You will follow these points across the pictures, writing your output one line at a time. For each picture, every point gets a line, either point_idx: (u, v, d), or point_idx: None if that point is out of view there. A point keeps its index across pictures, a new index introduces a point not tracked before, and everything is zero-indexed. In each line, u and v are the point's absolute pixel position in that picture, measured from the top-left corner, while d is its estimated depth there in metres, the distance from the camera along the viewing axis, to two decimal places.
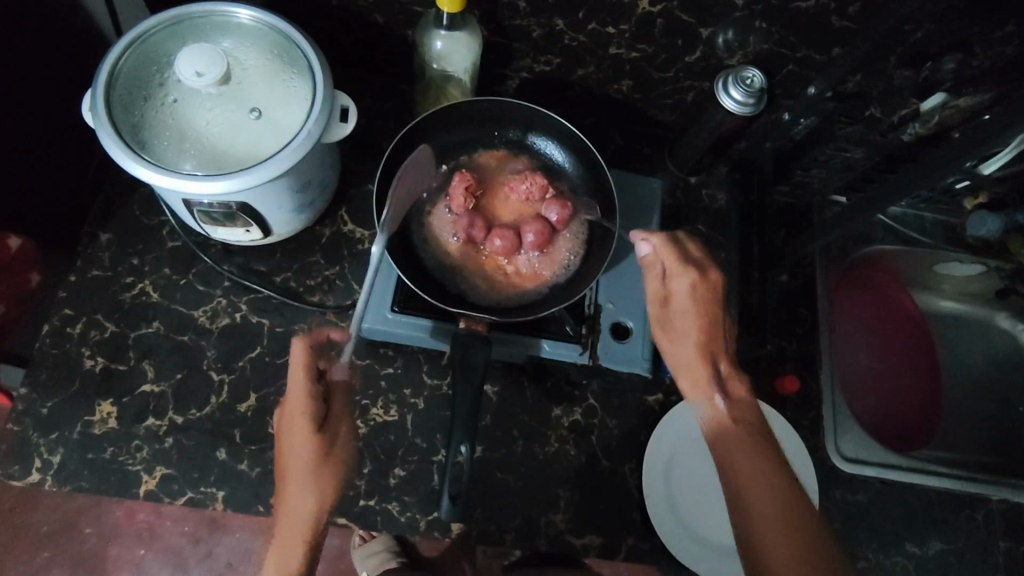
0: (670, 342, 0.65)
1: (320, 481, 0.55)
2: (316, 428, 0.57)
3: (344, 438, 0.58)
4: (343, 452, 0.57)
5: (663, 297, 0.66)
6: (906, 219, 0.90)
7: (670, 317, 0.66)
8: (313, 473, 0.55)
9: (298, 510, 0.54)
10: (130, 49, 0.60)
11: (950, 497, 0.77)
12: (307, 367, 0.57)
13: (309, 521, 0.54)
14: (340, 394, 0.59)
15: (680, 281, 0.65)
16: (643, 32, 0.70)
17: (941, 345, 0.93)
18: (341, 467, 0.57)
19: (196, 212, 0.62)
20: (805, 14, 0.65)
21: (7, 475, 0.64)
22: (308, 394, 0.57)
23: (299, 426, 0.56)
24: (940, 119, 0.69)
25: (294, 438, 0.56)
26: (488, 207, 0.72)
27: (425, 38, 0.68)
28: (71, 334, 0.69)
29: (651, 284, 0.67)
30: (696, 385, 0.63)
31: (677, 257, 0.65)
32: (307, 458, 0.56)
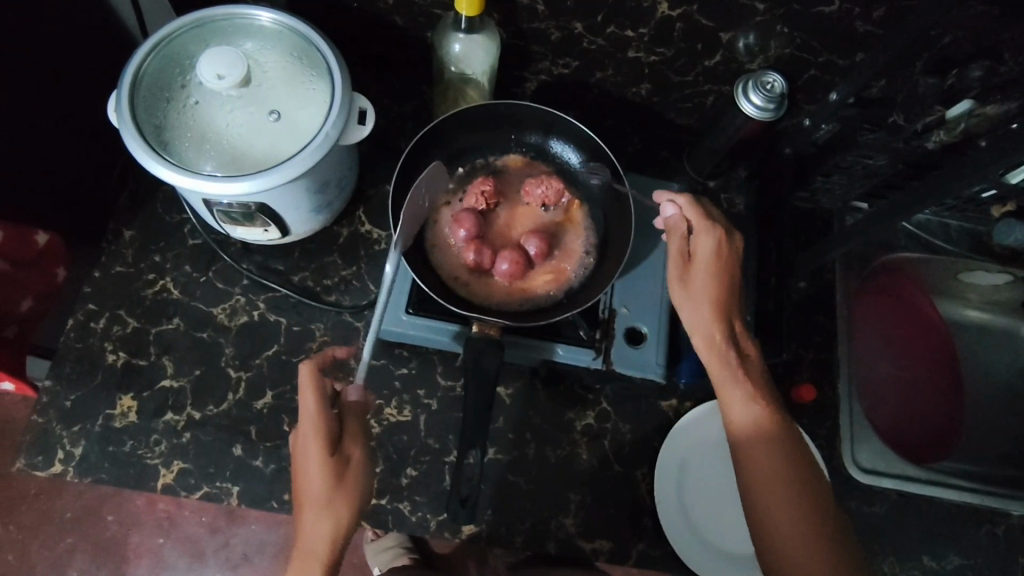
0: (693, 305, 0.60)
1: (337, 509, 0.54)
2: (329, 455, 0.54)
3: (360, 460, 0.56)
4: (359, 475, 0.55)
5: (682, 257, 0.62)
6: (930, 227, 0.88)
7: (692, 277, 0.61)
8: (327, 501, 0.53)
9: (313, 539, 0.53)
10: (155, 50, 0.61)
11: (969, 511, 0.76)
12: (316, 393, 0.54)
13: (325, 546, 0.53)
14: (356, 415, 0.56)
15: (702, 241, 0.62)
16: (662, 35, 0.69)
17: (964, 354, 0.92)
18: (358, 492, 0.55)
19: (216, 211, 0.63)
20: (828, 18, 0.64)
21: (31, 466, 0.66)
22: (319, 423, 0.54)
23: (311, 453, 0.54)
24: (966, 127, 0.68)
25: (308, 463, 0.54)
26: (501, 214, 0.72)
27: (443, 41, 0.69)
28: (94, 329, 0.71)
29: (673, 242, 0.63)
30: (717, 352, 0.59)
31: (704, 216, 0.62)
32: (320, 488, 0.54)
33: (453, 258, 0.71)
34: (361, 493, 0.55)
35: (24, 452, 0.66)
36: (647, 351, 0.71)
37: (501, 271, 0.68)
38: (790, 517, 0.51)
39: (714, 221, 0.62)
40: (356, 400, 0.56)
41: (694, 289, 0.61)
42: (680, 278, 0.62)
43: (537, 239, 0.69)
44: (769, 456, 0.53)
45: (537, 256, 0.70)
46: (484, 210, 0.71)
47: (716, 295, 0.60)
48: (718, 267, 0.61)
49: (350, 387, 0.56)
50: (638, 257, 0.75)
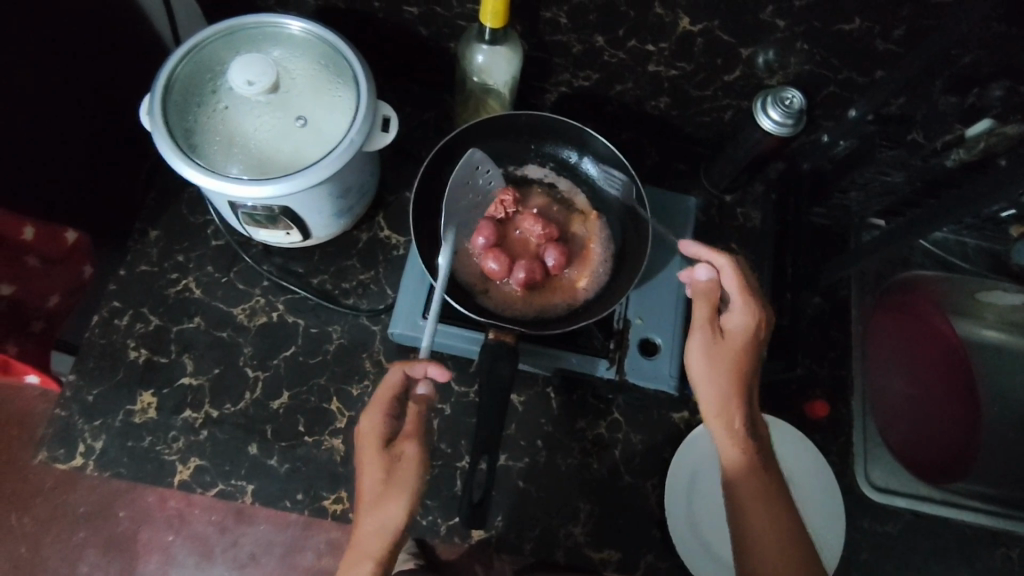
0: (709, 371, 0.60)
1: (385, 505, 0.54)
2: (381, 449, 0.56)
3: (412, 459, 0.56)
4: (410, 473, 0.55)
5: (711, 322, 0.61)
6: (947, 245, 0.87)
7: (719, 345, 0.61)
8: (377, 497, 0.55)
9: (367, 536, 0.54)
10: (188, 56, 0.63)
11: (984, 533, 0.75)
12: (387, 386, 0.57)
13: (380, 543, 0.54)
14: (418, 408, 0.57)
15: (737, 313, 0.61)
16: (683, 50, 0.70)
17: (980, 375, 0.91)
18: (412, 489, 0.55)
19: (241, 214, 0.64)
20: (848, 37, 0.64)
21: (53, 458, 0.67)
22: (379, 418, 0.57)
23: (367, 448, 0.56)
24: (985, 146, 0.69)
25: (368, 456, 0.56)
26: (520, 223, 0.72)
27: (466, 52, 0.70)
28: (118, 325, 0.73)
29: (704, 306, 0.62)
30: (725, 416, 0.59)
31: (744, 286, 0.61)
32: (375, 481, 0.55)
33: (474, 266, 0.72)
34: (410, 492, 0.55)
35: (45, 444, 0.68)
36: (663, 360, 0.71)
37: (518, 279, 0.69)
38: (769, 538, 0.54)
39: (754, 294, 0.61)
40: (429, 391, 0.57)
41: (717, 356, 0.60)
42: (705, 342, 0.61)
43: (555, 250, 0.70)
44: (756, 497, 0.56)
45: (553, 268, 0.71)
46: (503, 218, 0.72)
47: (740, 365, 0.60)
48: (748, 340, 0.60)
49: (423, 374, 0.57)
50: (655, 268, 0.75)
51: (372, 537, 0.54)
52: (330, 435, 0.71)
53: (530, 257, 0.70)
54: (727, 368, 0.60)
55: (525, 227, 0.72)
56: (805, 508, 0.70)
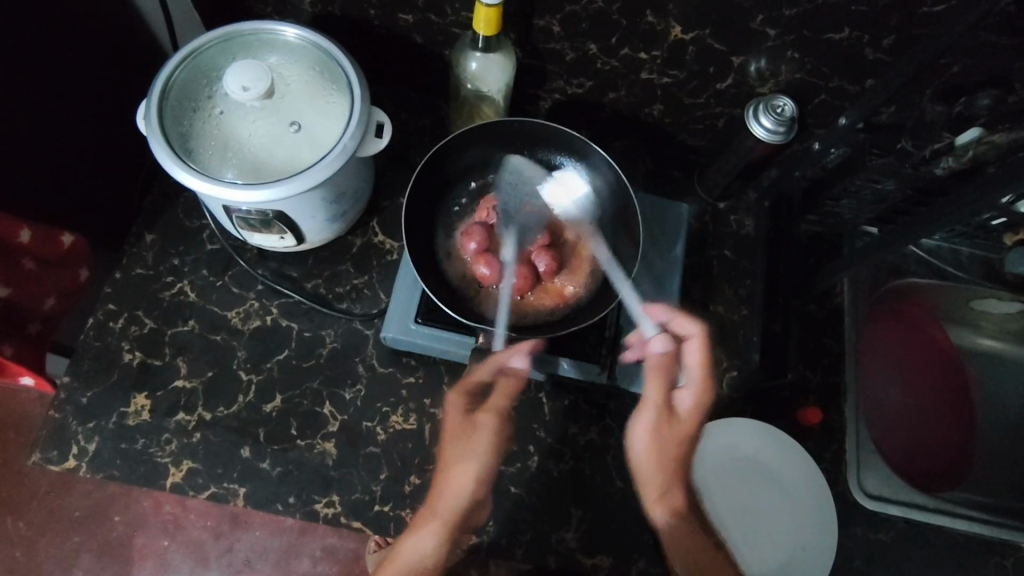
0: (654, 446, 0.67)
1: (467, 459, 0.65)
2: (466, 417, 0.67)
3: (489, 426, 0.66)
4: (489, 434, 0.66)
5: (665, 399, 0.67)
6: (940, 253, 0.87)
7: (668, 422, 0.67)
8: (457, 455, 0.66)
9: (447, 490, 0.65)
10: (184, 62, 0.63)
11: (979, 542, 0.75)
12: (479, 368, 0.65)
13: (458, 495, 0.65)
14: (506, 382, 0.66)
15: (688, 391, 0.67)
16: (675, 58, 0.70)
17: (974, 383, 0.91)
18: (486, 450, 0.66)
19: (235, 218, 0.65)
20: (838, 46, 0.65)
21: (46, 459, 0.68)
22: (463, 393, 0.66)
23: (453, 417, 0.67)
24: (974, 154, 0.68)
25: (454, 423, 0.66)
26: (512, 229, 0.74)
27: (460, 59, 0.71)
28: (113, 328, 0.73)
29: (654, 383, 0.67)
30: (664, 483, 0.67)
31: (703, 369, 0.66)
32: (458, 442, 0.66)
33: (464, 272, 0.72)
34: (488, 452, 0.66)
35: (39, 446, 0.68)
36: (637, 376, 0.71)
37: (509, 283, 0.70)
38: None
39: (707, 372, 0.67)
40: (517, 369, 0.65)
41: (665, 433, 0.67)
42: (653, 420, 0.67)
43: (546, 255, 0.70)
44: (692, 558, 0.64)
45: (546, 273, 0.71)
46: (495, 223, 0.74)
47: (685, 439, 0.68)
48: (693, 416, 0.67)
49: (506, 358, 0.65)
50: (645, 273, 0.76)
51: (451, 489, 0.65)
52: (322, 438, 0.71)
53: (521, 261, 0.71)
54: (669, 443, 0.67)
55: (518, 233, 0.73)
56: (797, 514, 0.70)
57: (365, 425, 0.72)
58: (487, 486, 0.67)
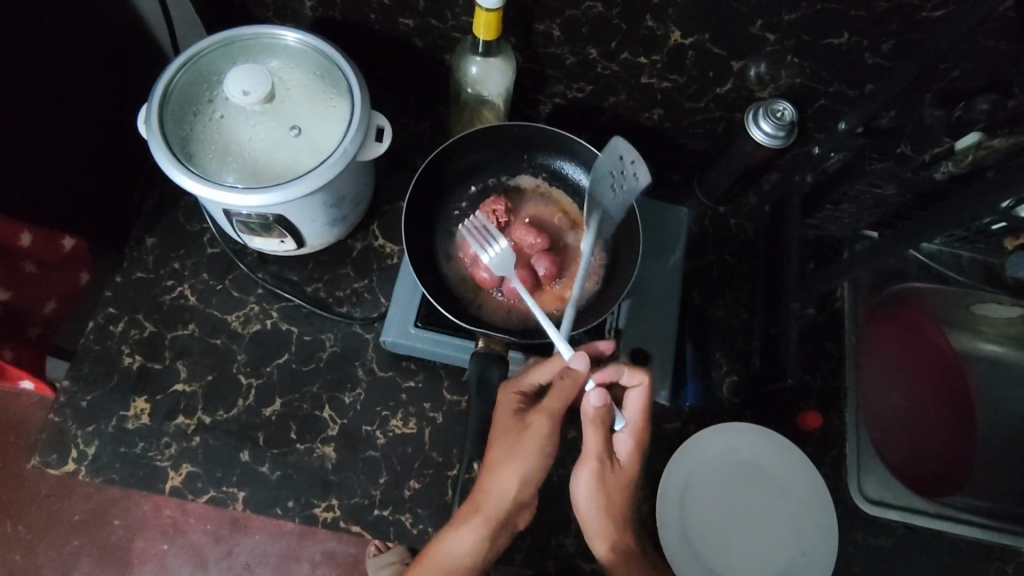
0: (593, 492, 0.59)
1: (513, 458, 0.57)
2: (516, 417, 0.59)
3: (539, 428, 0.57)
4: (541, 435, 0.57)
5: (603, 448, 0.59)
6: (941, 257, 0.87)
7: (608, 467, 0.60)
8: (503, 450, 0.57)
9: (491, 491, 0.57)
10: (185, 66, 0.64)
11: (980, 547, 0.74)
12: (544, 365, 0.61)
13: (500, 503, 0.56)
14: (565, 380, 0.58)
15: (627, 436, 0.61)
16: (675, 62, 0.71)
17: (974, 388, 0.91)
18: (532, 453, 0.57)
19: (236, 222, 0.65)
20: (838, 50, 0.65)
21: (45, 463, 0.68)
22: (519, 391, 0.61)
23: (505, 413, 0.60)
24: (974, 159, 0.68)
25: (504, 423, 0.59)
26: (512, 232, 0.73)
27: (460, 64, 0.71)
28: (113, 332, 0.73)
29: (592, 434, 0.58)
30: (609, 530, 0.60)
31: (642, 409, 0.61)
32: (505, 443, 0.58)
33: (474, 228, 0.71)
34: (536, 459, 0.57)
35: (39, 449, 0.68)
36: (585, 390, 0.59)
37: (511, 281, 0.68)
38: None
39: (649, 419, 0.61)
40: (577, 369, 0.58)
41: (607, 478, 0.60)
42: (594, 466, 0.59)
43: (546, 261, 0.70)
44: None
45: (546, 279, 0.71)
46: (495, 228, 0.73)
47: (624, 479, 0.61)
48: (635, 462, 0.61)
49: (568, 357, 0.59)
50: (646, 278, 0.76)
51: (492, 495, 0.56)
52: (322, 442, 0.71)
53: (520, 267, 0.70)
54: (613, 492, 0.60)
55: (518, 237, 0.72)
56: (797, 518, 0.69)
57: (364, 429, 0.72)
58: (532, 489, 0.57)
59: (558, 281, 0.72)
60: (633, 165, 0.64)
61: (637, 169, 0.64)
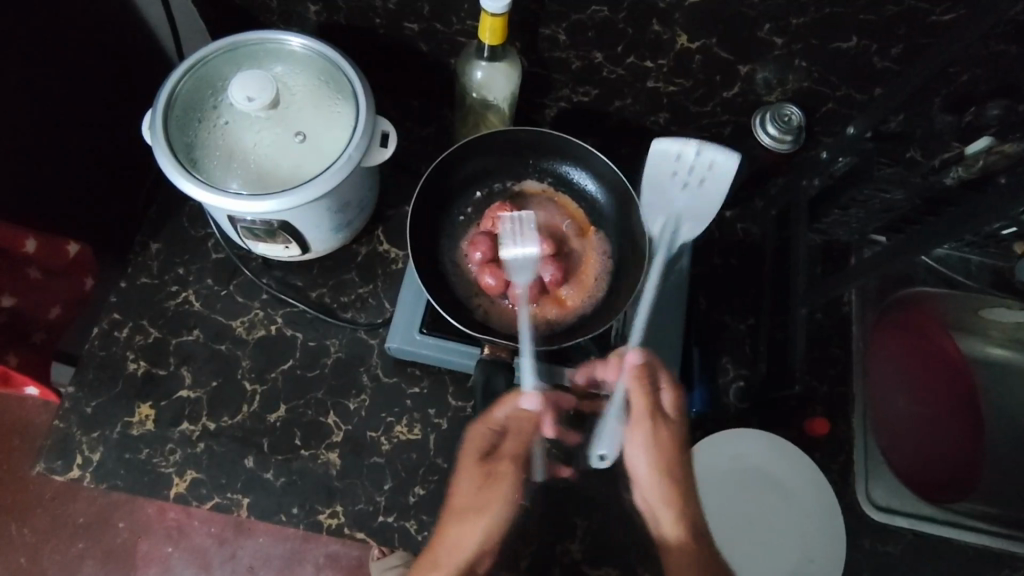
0: (653, 457, 0.65)
1: (484, 496, 0.64)
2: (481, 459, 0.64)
3: (508, 464, 0.64)
4: (513, 467, 0.65)
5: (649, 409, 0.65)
6: (950, 262, 0.87)
7: (660, 430, 0.65)
8: (479, 489, 0.64)
9: (452, 534, 0.62)
10: (190, 71, 0.63)
11: (989, 554, 0.74)
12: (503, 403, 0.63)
13: (468, 542, 0.62)
14: (522, 420, 0.64)
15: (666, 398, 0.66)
16: (681, 66, 0.70)
17: (983, 394, 0.90)
18: (506, 488, 0.64)
19: (240, 227, 0.65)
20: (846, 53, 0.65)
21: (50, 469, 0.68)
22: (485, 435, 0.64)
23: (471, 453, 0.64)
24: (985, 164, 0.66)
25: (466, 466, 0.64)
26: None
27: (465, 68, 0.70)
28: (118, 338, 0.73)
29: (640, 400, 0.65)
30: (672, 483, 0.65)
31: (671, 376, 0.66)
32: (469, 485, 0.64)
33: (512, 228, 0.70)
34: (507, 492, 0.64)
35: (44, 455, 0.68)
36: (603, 435, 0.69)
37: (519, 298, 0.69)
38: None
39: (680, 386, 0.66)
40: (530, 409, 0.63)
41: (658, 443, 0.65)
42: (646, 432, 0.65)
43: (552, 268, 0.69)
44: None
45: (553, 284, 0.70)
46: None
47: (677, 446, 0.65)
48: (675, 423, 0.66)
49: (522, 397, 0.63)
50: (652, 284, 0.75)
51: (461, 534, 0.62)
52: (326, 448, 0.71)
53: (527, 272, 0.70)
54: (667, 452, 0.65)
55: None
56: (803, 523, 0.69)
57: (369, 435, 0.72)
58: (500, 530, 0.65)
59: (563, 287, 0.72)
60: (701, 155, 0.72)
61: (710, 172, 0.72)
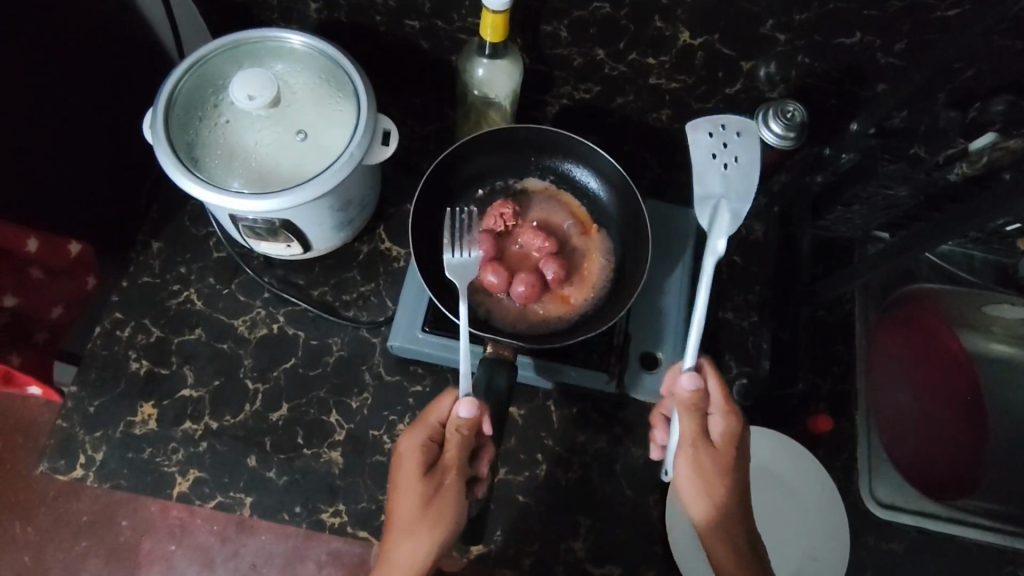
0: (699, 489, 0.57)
1: (427, 522, 0.55)
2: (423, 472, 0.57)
3: (453, 485, 0.57)
4: (454, 492, 0.57)
5: (696, 437, 0.58)
6: (953, 258, 0.86)
7: (712, 458, 0.57)
8: (414, 513, 0.56)
9: (398, 556, 0.56)
10: (190, 70, 0.63)
11: (992, 551, 0.74)
12: (446, 403, 0.59)
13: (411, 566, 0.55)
14: (458, 430, 0.57)
15: (717, 421, 0.58)
16: (684, 63, 0.70)
17: (986, 390, 0.90)
18: (447, 515, 0.56)
19: (242, 226, 0.65)
20: (849, 50, 0.65)
21: (54, 468, 0.68)
22: (423, 445, 0.58)
23: (407, 465, 0.57)
24: (989, 161, 0.67)
25: (406, 481, 0.57)
26: (520, 235, 0.73)
27: (467, 65, 0.70)
28: (119, 337, 0.73)
29: (689, 425, 0.58)
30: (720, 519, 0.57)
31: (725, 394, 0.58)
32: (412, 506, 0.56)
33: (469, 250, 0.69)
34: (449, 522, 0.56)
35: (47, 455, 0.68)
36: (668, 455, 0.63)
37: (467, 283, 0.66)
38: None
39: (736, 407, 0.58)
40: (465, 417, 0.56)
41: (707, 474, 0.57)
42: (692, 458, 0.58)
43: (554, 268, 0.69)
44: None
45: (555, 283, 0.70)
46: (502, 232, 0.72)
47: (732, 474, 0.58)
48: (729, 449, 0.58)
49: (458, 403, 0.57)
50: (655, 282, 0.75)
51: (403, 558, 0.55)
52: (328, 447, 0.71)
53: (529, 270, 0.70)
54: (716, 486, 0.57)
55: (527, 239, 0.72)
56: (807, 520, 0.69)
57: (371, 434, 0.72)
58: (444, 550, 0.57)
59: (563, 286, 0.72)
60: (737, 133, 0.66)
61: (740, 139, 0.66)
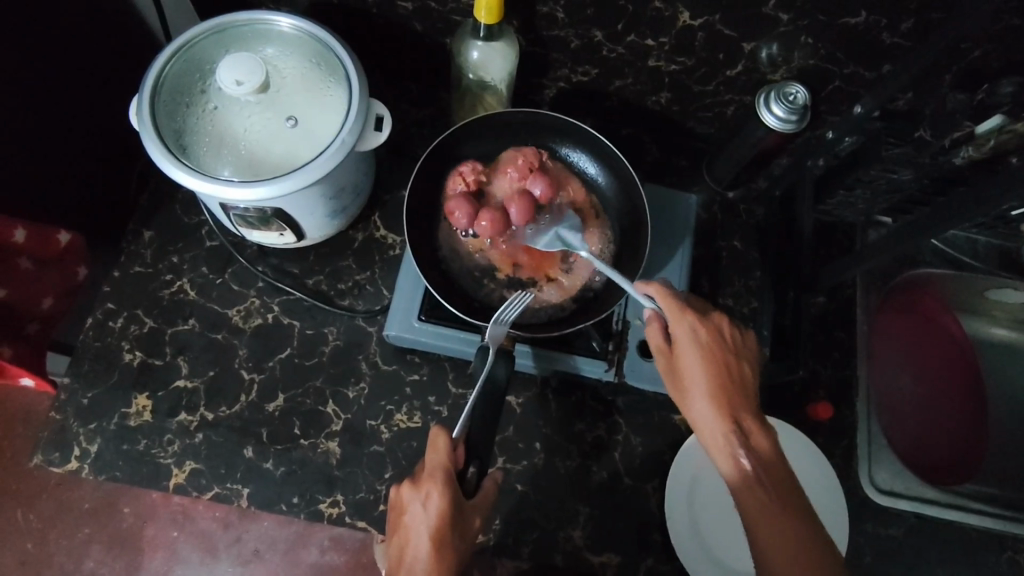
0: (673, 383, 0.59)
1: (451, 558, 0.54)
2: (453, 513, 0.54)
3: (473, 528, 0.56)
4: (468, 544, 0.56)
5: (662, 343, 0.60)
6: (957, 243, 0.85)
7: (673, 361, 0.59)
8: (435, 569, 0.53)
9: None
10: (176, 55, 0.62)
11: (992, 537, 0.73)
12: (450, 447, 0.55)
13: None
14: (490, 490, 0.58)
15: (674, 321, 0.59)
16: (684, 44, 0.68)
17: (987, 374, 0.90)
18: (464, 553, 0.55)
19: (233, 215, 0.63)
20: (853, 30, 0.63)
21: (48, 461, 0.67)
22: (450, 498, 0.54)
23: (435, 504, 0.54)
24: (996, 143, 0.66)
25: (431, 516, 0.54)
26: (494, 189, 0.72)
27: (461, 48, 0.68)
28: (112, 328, 0.72)
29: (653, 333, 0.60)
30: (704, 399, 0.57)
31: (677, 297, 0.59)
32: (440, 542, 0.53)
33: (452, 250, 0.71)
34: (463, 558, 0.55)
35: (41, 448, 0.68)
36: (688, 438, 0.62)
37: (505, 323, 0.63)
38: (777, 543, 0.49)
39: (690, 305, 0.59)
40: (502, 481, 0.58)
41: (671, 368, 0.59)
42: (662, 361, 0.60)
43: (541, 180, 0.70)
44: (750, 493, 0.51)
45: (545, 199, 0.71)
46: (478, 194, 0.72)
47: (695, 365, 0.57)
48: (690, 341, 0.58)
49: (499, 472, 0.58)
50: (655, 269, 0.74)
51: None
52: (326, 437, 0.70)
53: (518, 194, 0.70)
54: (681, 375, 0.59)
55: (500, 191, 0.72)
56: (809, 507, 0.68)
57: (369, 424, 0.71)
58: None
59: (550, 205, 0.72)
60: None
61: None
